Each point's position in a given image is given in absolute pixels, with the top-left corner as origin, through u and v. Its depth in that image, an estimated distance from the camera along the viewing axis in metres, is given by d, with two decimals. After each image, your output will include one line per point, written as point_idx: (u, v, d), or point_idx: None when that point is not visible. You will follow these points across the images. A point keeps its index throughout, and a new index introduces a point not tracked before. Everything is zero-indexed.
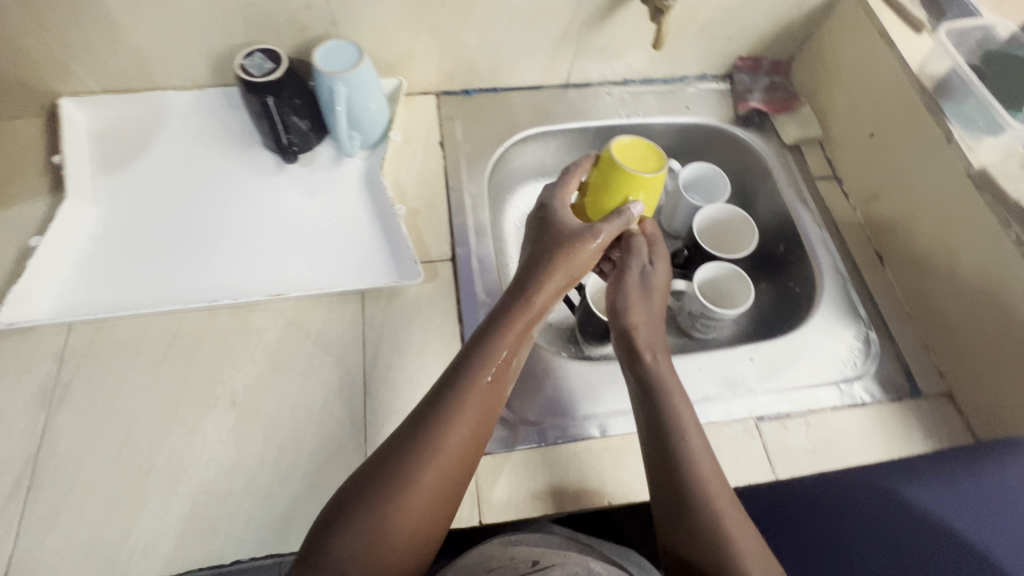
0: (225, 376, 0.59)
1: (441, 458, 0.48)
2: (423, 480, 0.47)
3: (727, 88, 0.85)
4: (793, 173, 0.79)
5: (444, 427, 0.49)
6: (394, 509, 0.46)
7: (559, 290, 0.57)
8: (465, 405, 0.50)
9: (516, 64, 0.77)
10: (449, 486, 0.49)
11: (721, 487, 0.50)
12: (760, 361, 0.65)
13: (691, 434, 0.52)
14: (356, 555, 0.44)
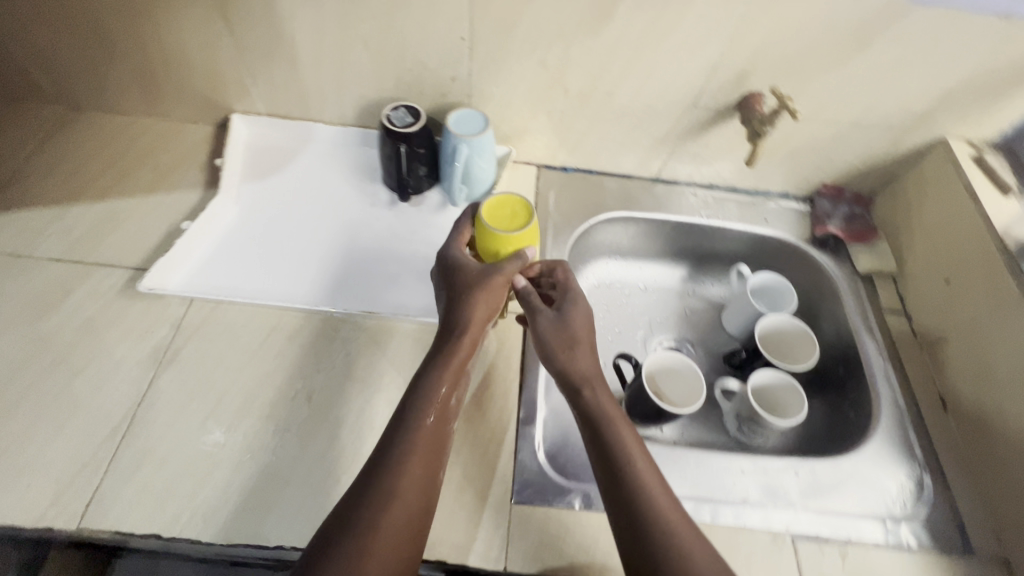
0: (307, 375, 0.65)
1: (407, 479, 0.50)
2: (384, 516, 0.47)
3: (807, 210, 0.90)
4: (863, 301, 0.81)
5: (391, 470, 0.50)
6: (363, 533, 0.46)
7: (483, 325, 0.62)
8: (421, 425, 0.53)
9: (615, 154, 0.86)
10: (420, 507, 0.50)
11: (674, 517, 0.49)
12: (805, 477, 0.65)
13: (638, 461, 0.52)
14: None
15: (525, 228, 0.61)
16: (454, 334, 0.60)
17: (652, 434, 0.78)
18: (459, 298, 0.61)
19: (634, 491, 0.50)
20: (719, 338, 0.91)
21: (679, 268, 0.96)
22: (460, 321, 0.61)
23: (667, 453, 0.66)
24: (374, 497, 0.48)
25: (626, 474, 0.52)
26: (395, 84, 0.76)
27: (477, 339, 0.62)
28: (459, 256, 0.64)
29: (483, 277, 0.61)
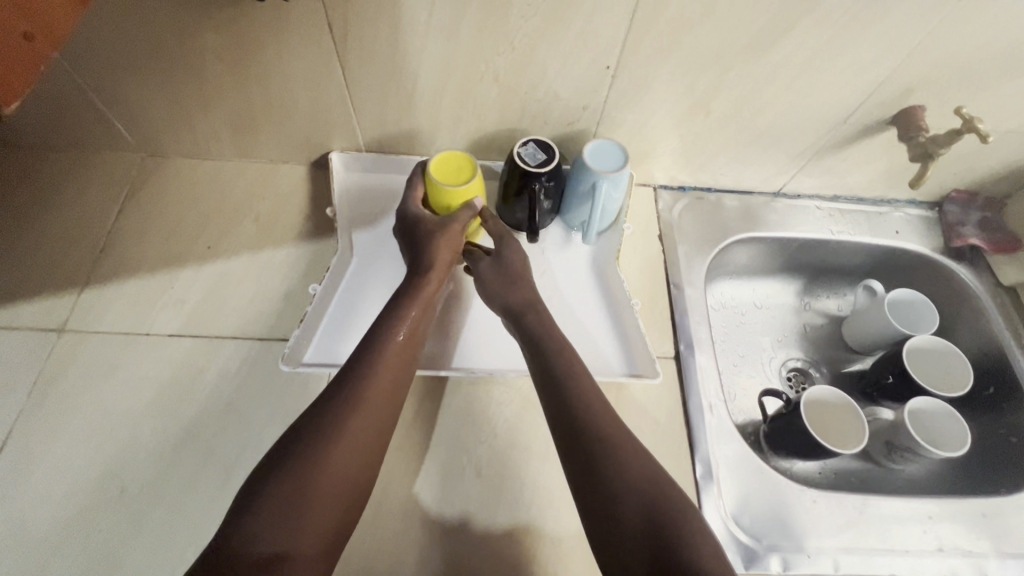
0: (470, 446, 0.62)
1: (354, 440, 0.48)
2: (346, 450, 0.47)
3: (934, 217, 0.86)
4: (1010, 317, 0.78)
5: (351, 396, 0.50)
6: (306, 490, 0.44)
7: (448, 267, 0.64)
8: (369, 386, 0.51)
9: (739, 171, 0.80)
10: (361, 468, 0.48)
11: (641, 466, 0.48)
12: (995, 520, 0.63)
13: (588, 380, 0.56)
14: (271, 520, 0.43)
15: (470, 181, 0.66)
16: (423, 274, 0.62)
17: (795, 467, 0.76)
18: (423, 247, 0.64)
19: (602, 441, 0.50)
20: (846, 355, 0.88)
21: (794, 283, 0.92)
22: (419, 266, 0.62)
23: (855, 503, 0.62)
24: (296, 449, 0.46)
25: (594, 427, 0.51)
26: (520, 115, 0.69)
27: (442, 280, 0.64)
28: (419, 209, 0.67)
29: (443, 226, 0.64)
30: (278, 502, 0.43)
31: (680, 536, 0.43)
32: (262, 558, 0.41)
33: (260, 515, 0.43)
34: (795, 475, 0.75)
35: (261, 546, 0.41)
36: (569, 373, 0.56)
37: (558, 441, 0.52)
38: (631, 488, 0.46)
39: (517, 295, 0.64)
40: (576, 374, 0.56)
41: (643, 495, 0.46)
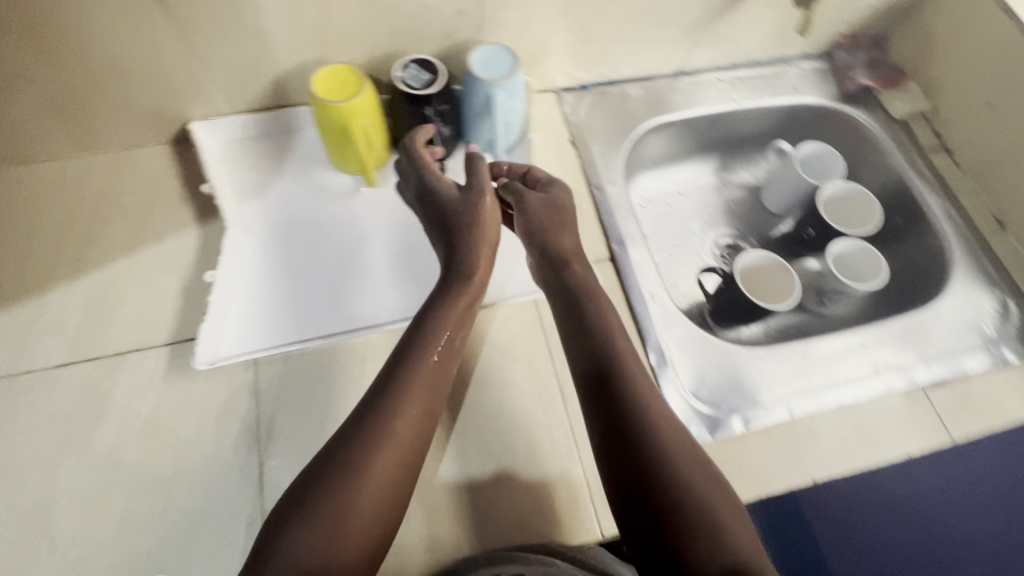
0: None
1: (387, 453, 0.45)
2: (376, 480, 0.44)
3: (826, 66, 0.87)
4: (906, 148, 0.81)
5: (388, 422, 0.46)
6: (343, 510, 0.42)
7: (491, 264, 0.59)
8: (410, 396, 0.48)
9: (636, 56, 0.77)
10: (400, 484, 0.45)
11: (685, 446, 0.46)
12: (914, 334, 0.69)
13: (620, 337, 0.53)
14: (315, 548, 0.41)
15: (360, 96, 0.59)
16: (461, 279, 0.56)
17: (743, 333, 0.77)
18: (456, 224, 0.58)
19: (647, 407, 0.47)
20: (770, 219, 0.90)
21: (710, 163, 0.92)
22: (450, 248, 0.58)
23: (796, 351, 0.66)
24: (337, 464, 0.44)
25: (641, 392, 0.48)
26: (393, 35, 0.62)
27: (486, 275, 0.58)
28: (438, 179, 0.60)
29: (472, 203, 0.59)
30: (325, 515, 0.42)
31: (714, 516, 0.42)
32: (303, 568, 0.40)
33: (300, 531, 0.41)
34: (745, 339, 0.76)
35: (301, 558, 0.40)
36: (607, 335, 0.53)
37: (588, 413, 0.50)
38: (674, 461, 0.45)
39: (563, 241, 0.60)
40: (618, 338, 0.53)
41: (686, 474, 0.44)
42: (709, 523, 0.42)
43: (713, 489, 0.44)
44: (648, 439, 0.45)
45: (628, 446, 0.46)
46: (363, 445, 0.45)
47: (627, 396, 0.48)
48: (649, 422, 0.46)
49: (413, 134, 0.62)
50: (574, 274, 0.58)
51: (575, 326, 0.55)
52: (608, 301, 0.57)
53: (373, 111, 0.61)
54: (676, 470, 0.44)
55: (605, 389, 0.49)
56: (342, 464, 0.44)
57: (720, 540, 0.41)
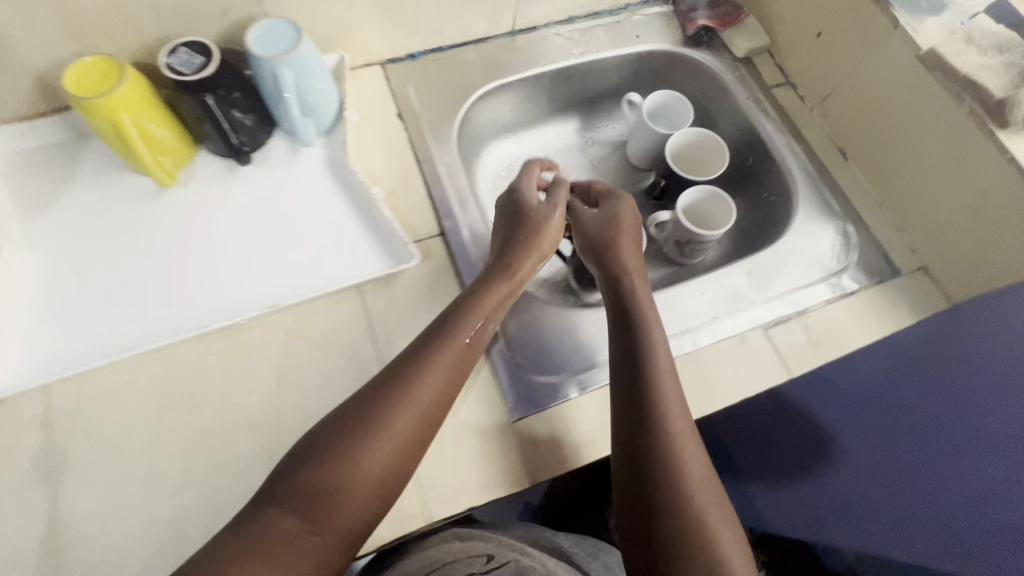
0: (237, 402, 0.55)
1: (382, 447, 0.46)
2: (384, 445, 0.46)
3: (671, 10, 0.84)
4: (750, 86, 0.80)
5: (416, 389, 0.48)
6: (343, 493, 0.44)
7: (533, 275, 0.61)
8: (417, 392, 0.48)
9: (459, 18, 0.73)
10: (391, 476, 0.46)
11: (699, 464, 0.49)
12: (756, 274, 0.68)
13: (660, 353, 0.54)
14: (297, 517, 0.42)
15: (129, 82, 0.54)
16: (501, 273, 0.58)
17: None
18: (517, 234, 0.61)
19: (660, 417, 0.50)
20: (635, 174, 0.88)
21: (572, 122, 0.89)
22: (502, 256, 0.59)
23: None
24: (335, 447, 0.45)
25: (657, 401, 0.51)
26: (158, 19, 0.57)
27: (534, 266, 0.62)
28: (530, 197, 0.63)
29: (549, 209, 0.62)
30: (312, 485, 0.43)
31: (706, 530, 0.46)
32: (284, 537, 0.41)
33: (297, 515, 0.42)
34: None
35: (287, 525, 0.42)
36: (647, 334, 0.55)
37: (619, 418, 0.52)
38: (680, 479, 0.48)
39: (618, 259, 0.62)
40: (658, 347, 0.55)
41: (694, 489, 0.47)
42: (699, 536, 0.45)
43: (708, 506, 0.47)
44: (659, 450, 0.49)
45: (637, 451, 0.49)
46: (386, 400, 0.47)
47: (655, 403, 0.51)
48: (661, 440, 0.49)
49: (525, 169, 0.66)
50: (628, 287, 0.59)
51: (620, 319, 0.57)
52: (660, 326, 0.57)
53: (150, 98, 0.56)
54: (681, 485, 0.47)
55: (637, 388, 0.52)
56: (367, 421, 0.46)
57: (707, 557, 0.45)
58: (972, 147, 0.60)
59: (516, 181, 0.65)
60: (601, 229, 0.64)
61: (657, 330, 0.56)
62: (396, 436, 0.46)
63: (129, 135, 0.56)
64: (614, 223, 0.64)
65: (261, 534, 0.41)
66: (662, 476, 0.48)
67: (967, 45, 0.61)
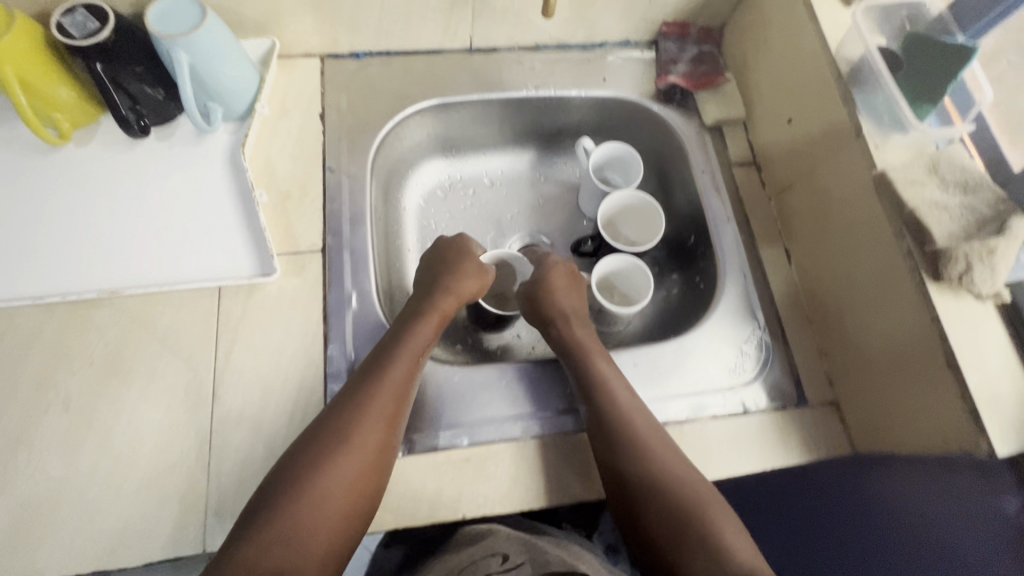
0: (58, 380, 0.54)
1: (339, 474, 0.49)
2: (343, 465, 0.49)
3: (652, 57, 0.77)
4: (711, 158, 0.73)
5: (359, 419, 0.51)
6: (298, 531, 0.47)
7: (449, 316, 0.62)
8: (356, 430, 0.51)
9: (407, 25, 0.69)
10: (360, 491, 0.50)
11: (681, 467, 0.53)
12: (643, 368, 0.62)
13: (638, 419, 0.55)
14: (278, 540, 0.46)
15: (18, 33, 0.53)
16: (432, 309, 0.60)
17: (508, 341, 0.74)
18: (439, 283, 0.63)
19: (634, 442, 0.54)
20: (576, 222, 0.81)
21: (526, 153, 0.82)
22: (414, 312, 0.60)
23: (495, 375, 0.60)
24: (291, 489, 0.48)
25: (623, 414, 0.55)
26: None
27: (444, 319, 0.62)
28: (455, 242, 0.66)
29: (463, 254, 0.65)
30: (276, 529, 0.46)
31: (697, 525, 0.49)
32: (264, 574, 0.45)
33: (253, 545, 0.45)
34: (512, 348, 0.73)
35: (266, 562, 0.45)
36: (602, 386, 0.57)
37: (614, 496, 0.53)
38: (658, 480, 0.52)
39: (552, 304, 0.64)
40: (638, 425, 0.55)
41: (673, 481, 0.52)
42: (698, 522, 0.49)
43: (709, 502, 0.51)
44: (630, 450, 0.53)
45: (649, 536, 0.51)
46: (336, 432, 0.51)
47: (614, 428, 0.54)
48: (635, 448, 0.53)
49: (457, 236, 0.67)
50: (579, 339, 0.61)
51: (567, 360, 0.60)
52: (605, 355, 0.60)
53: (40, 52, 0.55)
54: (680, 486, 0.51)
55: (605, 437, 0.54)
56: (314, 451, 0.50)
57: (709, 547, 0.48)
58: (902, 294, 0.52)
59: (444, 240, 0.67)
60: (531, 284, 0.66)
61: (624, 397, 0.56)
62: (352, 460, 0.50)
63: (9, 88, 0.54)
64: (547, 276, 0.66)
65: (244, 570, 0.44)
66: (642, 480, 0.52)
67: (928, 175, 0.53)
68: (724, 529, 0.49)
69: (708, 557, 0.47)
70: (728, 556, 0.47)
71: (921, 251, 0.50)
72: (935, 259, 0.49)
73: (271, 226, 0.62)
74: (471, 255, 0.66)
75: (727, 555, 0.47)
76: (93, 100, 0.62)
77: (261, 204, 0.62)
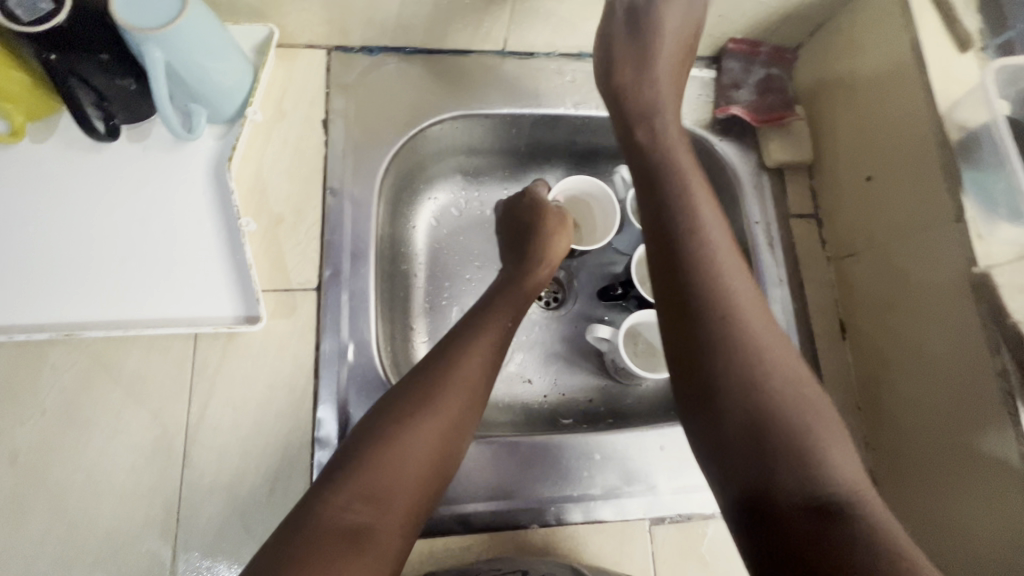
0: (5, 428, 0.47)
1: (426, 431, 0.43)
2: (436, 422, 0.43)
3: (712, 77, 0.66)
4: (767, 206, 0.63)
5: (455, 369, 0.46)
6: (382, 487, 0.40)
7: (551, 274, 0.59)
8: (450, 388, 0.45)
9: (431, 22, 0.58)
10: (443, 457, 0.43)
11: (777, 349, 0.40)
12: (671, 452, 0.55)
13: (741, 290, 0.41)
14: (354, 497, 0.39)
15: None
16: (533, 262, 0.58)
17: (520, 391, 0.67)
18: (529, 240, 0.59)
19: (727, 315, 0.40)
20: (606, 257, 0.73)
21: (556, 173, 0.73)
22: (517, 265, 0.58)
23: (506, 451, 0.53)
24: (378, 445, 0.41)
25: (721, 296, 0.41)
26: None
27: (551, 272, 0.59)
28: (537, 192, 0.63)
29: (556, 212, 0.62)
30: (360, 485, 0.40)
31: (787, 411, 0.37)
32: (346, 529, 0.38)
33: (340, 506, 0.39)
34: (524, 399, 0.67)
35: (348, 516, 0.38)
36: (689, 212, 0.44)
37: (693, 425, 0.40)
38: (750, 375, 0.38)
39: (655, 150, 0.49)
40: (739, 322, 0.40)
41: (765, 372, 0.38)
42: (796, 412, 0.37)
43: (807, 395, 0.38)
44: (716, 337, 0.40)
45: (734, 416, 0.38)
46: (434, 383, 0.45)
47: (694, 279, 0.41)
48: (725, 326, 0.40)
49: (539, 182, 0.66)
50: (677, 159, 0.48)
51: (655, 206, 0.45)
52: (732, 267, 0.42)
53: None
54: (781, 385, 0.38)
55: (677, 281, 0.42)
56: (416, 401, 0.44)
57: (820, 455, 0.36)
58: (985, 417, 0.45)
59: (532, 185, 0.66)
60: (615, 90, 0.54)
61: (709, 215, 0.44)
62: (439, 419, 0.43)
63: None
64: (625, 69, 0.53)
65: (324, 523, 0.38)
66: (730, 356, 0.39)
67: None
68: (826, 442, 0.37)
69: (801, 465, 0.36)
70: (826, 467, 0.36)
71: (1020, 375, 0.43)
72: None
73: (258, 257, 0.54)
74: (550, 208, 0.62)
75: (835, 470, 0.36)
76: (49, 91, 0.51)
77: (248, 233, 0.53)
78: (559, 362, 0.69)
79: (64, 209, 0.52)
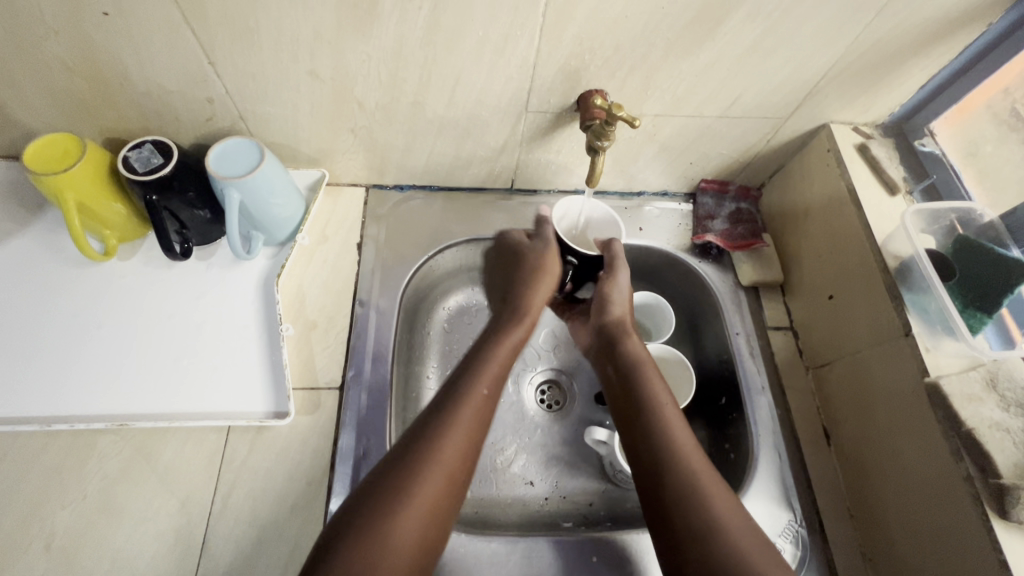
0: (47, 512, 0.52)
1: (407, 524, 0.43)
2: (415, 513, 0.44)
3: (690, 209, 0.77)
4: (746, 319, 0.70)
5: (440, 452, 0.48)
6: (383, 539, 0.42)
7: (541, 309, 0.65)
8: (433, 462, 0.47)
9: (453, 168, 0.70)
10: (424, 550, 0.44)
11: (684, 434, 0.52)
12: None
13: (680, 432, 0.52)
14: None
15: (87, 152, 0.55)
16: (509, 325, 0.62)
17: (522, 493, 0.70)
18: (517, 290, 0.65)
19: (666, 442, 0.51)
20: None
21: None
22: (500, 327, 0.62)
23: (507, 549, 0.56)
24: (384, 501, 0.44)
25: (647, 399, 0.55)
26: (140, 114, 0.58)
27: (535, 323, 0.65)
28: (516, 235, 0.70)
29: (540, 253, 0.67)
30: None
31: (711, 503, 0.47)
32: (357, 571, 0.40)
33: None
34: (526, 501, 0.69)
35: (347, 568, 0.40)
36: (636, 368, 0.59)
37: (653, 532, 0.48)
38: (674, 471, 0.49)
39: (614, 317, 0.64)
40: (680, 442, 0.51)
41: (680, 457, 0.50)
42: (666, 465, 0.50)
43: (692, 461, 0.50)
44: (658, 449, 0.51)
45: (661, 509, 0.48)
46: (412, 470, 0.46)
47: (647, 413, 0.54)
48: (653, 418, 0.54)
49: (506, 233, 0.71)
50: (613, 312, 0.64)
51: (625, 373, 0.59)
52: (681, 419, 0.54)
53: (106, 167, 0.57)
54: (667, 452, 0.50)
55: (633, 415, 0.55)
56: (395, 490, 0.45)
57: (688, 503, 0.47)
58: (962, 522, 0.47)
59: (507, 236, 0.71)
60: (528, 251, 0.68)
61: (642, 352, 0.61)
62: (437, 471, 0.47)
63: (66, 209, 0.55)
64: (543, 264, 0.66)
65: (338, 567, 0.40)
66: (652, 446, 0.52)
67: (985, 390, 0.50)
68: (740, 534, 0.45)
69: (737, 548, 0.44)
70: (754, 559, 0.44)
71: (984, 479, 0.46)
72: (1000, 494, 0.45)
73: (292, 358, 0.61)
74: (532, 251, 0.67)
75: (715, 507, 0.46)
76: (140, 220, 0.63)
77: (286, 337, 0.62)
78: (559, 464, 0.72)
79: (134, 314, 0.61)
